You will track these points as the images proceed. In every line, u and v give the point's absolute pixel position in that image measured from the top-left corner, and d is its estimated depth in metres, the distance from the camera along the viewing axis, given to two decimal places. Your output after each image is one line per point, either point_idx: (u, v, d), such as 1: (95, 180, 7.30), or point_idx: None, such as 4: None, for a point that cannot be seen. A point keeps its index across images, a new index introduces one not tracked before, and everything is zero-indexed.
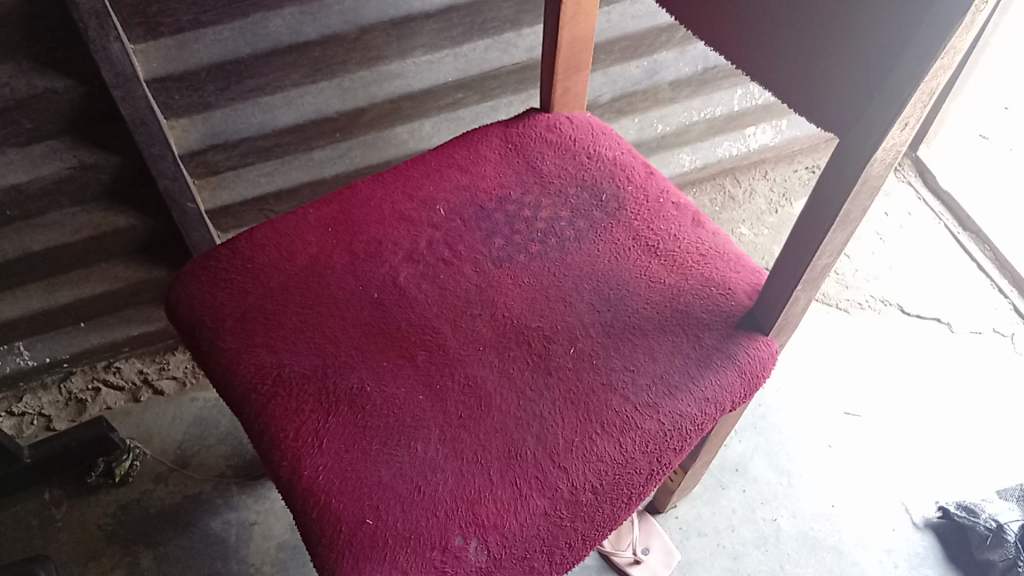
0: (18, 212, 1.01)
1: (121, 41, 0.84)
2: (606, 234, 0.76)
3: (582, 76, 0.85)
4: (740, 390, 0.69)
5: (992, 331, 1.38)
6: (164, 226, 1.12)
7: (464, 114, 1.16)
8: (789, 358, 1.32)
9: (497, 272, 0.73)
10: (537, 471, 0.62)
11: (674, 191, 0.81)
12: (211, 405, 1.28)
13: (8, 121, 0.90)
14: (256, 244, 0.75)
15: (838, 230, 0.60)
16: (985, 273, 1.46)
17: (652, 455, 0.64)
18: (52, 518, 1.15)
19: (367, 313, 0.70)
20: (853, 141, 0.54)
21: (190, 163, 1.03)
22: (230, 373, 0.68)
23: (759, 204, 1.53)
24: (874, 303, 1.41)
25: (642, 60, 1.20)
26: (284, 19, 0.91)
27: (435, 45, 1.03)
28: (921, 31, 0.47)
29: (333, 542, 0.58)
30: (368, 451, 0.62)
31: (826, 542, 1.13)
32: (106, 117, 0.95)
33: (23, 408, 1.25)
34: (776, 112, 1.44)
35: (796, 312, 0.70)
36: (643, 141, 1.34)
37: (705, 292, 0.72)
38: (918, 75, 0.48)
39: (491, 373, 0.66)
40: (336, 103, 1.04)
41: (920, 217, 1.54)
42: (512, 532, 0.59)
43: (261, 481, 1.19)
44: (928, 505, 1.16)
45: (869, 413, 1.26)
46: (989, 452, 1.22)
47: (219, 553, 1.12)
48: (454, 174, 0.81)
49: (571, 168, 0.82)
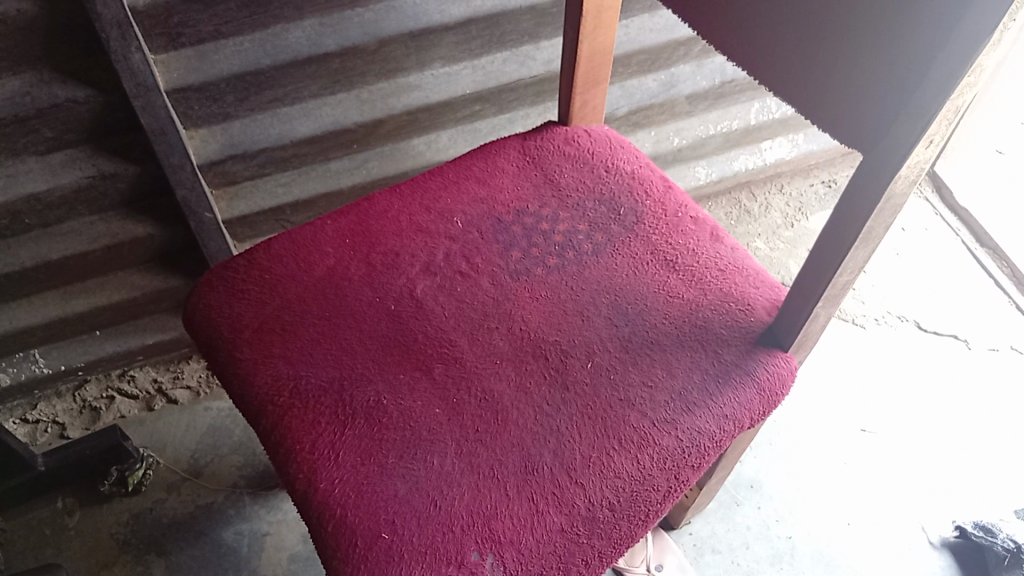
0: (37, 220, 1.02)
1: (142, 51, 0.84)
2: (624, 248, 0.76)
3: (601, 90, 0.84)
4: (759, 407, 0.68)
5: (1010, 348, 1.36)
6: (180, 235, 1.12)
7: (481, 126, 1.16)
8: (804, 373, 1.31)
9: (515, 285, 0.73)
10: (554, 487, 0.61)
11: (693, 205, 0.80)
12: (225, 415, 1.28)
13: (28, 129, 0.90)
14: (274, 255, 0.75)
15: (860, 247, 0.60)
16: (1003, 290, 1.45)
17: (670, 472, 0.64)
18: (65, 527, 1.15)
19: (384, 326, 0.70)
20: (878, 157, 0.54)
21: (208, 173, 1.03)
22: (246, 385, 0.67)
23: (774, 218, 1.52)
24: (890, 319, 1.40)
25: (660, 73, 1.20)
26: (304, 31, 0.92)
27: (453, 57, 1.04)
28: (947, 49, 0.46)
29: (348, 556, 0.58)
30: (384, 465, 0.62)
31: (842, 561, 1.11)
32: (126, 126, 0.95)
33: (37, 416, 1.26)
34: (793, 126, 1.44)
35: (816, 329, 0.70)
36: (660, 154, 1.34)
37: (724, 308, 0.71)
38: (945, 92, 0.48)
39: (508, 387, 0.66)
40: (354, 114, 1.04)
41: (937, 232, 1.53)
42: (529, 548, 0.59)
43: (273, 492, 1.19)
44: (945, 524, 1.15)
45: (885, 430, 1.25)
46: (1006, 471, 1.21)
47: (231, 564, 1.12)
48: (472, 186, 0.81)
49: (589, 181, 0.81)
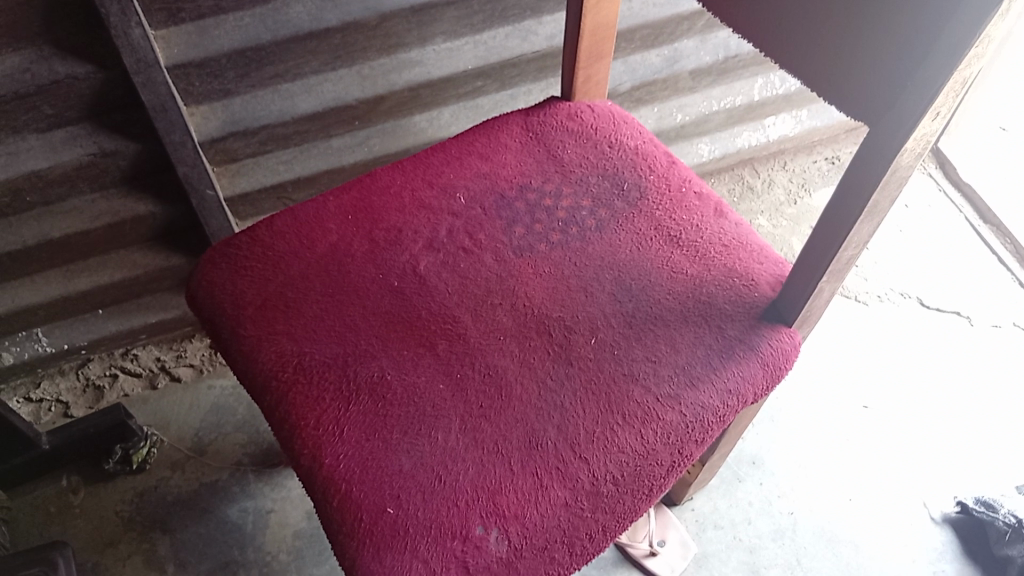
0: (38, 199, 1.01)
1: (142, 27, 0.84)
2: (628, 224, 0.75)
3: (604, 64, 0.84)
4: (763, 382, 0.68)
5: (1012, 324, 1.36)
6: (182, 212, 1.12)
7: (484, 102, 1.16)
8: (808, 350, 1.31)
9: (518, 260, 0.73)
10: (558, 462, 0.61)
11: (696, 180, 0.80)
12: (228, 393, 1.28)
13: (28, 107, 0.90)
14: (276, 231, 0.75)
15: (866, 221, 0.60)
16: (1006, 266, 1.45)
17: (674, 446, 0.64)
18: (70, 505, 1.16)
19: (387, 302, 0.69)
20: (884, 131, 0.54)
21: (209, 150, 1.03)
22: (251, 362, 0.67)
23: (778, 195, 1.52)
24: (893, 295, 1.39)
25: (663, 49, 1.19)
26: (304, 6, 0.91)
27: (455, 32, 1.03)
28: (954, 21, 0.46)
29: (353, 531, 0.58)
30: (388, 440, 0.62)
31: (843, 536, 1.12)
32: (126, 104, 0.95)
33: (41, 395, 1.26)
34: (797, 103, 1.43)
35: (821, 303, 0.69)
36: (662, 130, 1.33)
37: (728, 283, 0.71)
38: (952, 64, 0.47)
39: (512, 363, 0.66)
40: (356, 90, 1.04)
41: (941, 209, 1.53)
42: (534, 522, 0.59)
43: (278, 469, 1.19)
44: (946, 500, 1.15)
45: (887, 406, 1.25)
46: (1006, 447, 1.21)
47: (236, 540, 1.13)
48: (474, 161, 0.81)
49: (593, 157, 0.81)
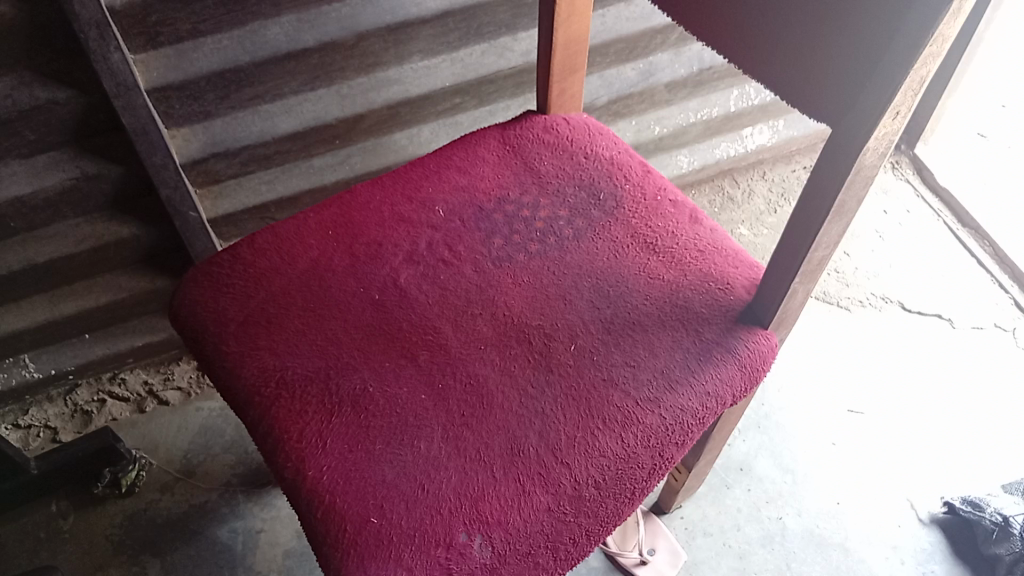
0: (22, 224, 1.02)
1: (121, 51, 0.85)
2: (604, 233, 0.77)
3: (578, 77, 0.85)
4: (741, 384, 0.69)
5: (994, 326, 1.38)
6: (166, 235, 1.13)
7: (462, 119, 1.18)
8: (791, 357, 1.33)
9: (497, 271, 0.74)
10: (540, 468, 0.62)
11: (672, 188, 0.81)
12: (217, 414, 1.28)
13: (10, 132, 0.91)
14: (258, 248, 0.76)
15: (833, 220, 0.61)
16: (985, 268, 1.46)
17: (654, 449, 0.65)
18: (59, 530, 1.16)
19: (368, 315, 0.70)
20: (846, 131, 0.55)
21: (191, 172, 1.04)
22: (234, 377, 0.68)
23: (757, 205, 1.54)
24: (875, 300, 1.41)
25: (639, 62, 1.21)
26: (282, 27, 0.92)
27: (432, 50, 1.05)
28: (910, 20, 0.47)
29: (338, 542, 0.58)
30: (371, 451, 0.62)
31: (833, 540, 1.13)
32: (108, 127, 0.96)
33: (29, 421, 1.26)
34: (773, 113, 1.45)
35: (795, 305, 0.71)
36: (641, 144, 1.35)
37: (704, 288, 0.72)
38: (908, 63, 0.48)
39: (493, 371, 0.67)
40: (335, 110, 1.05)
41: (919, 214, 1.55)
42: (517, 528, 0.60)
43: (267, 488, 1.19)
44: (934, 501, 1.16)
45: (872, 409, 1.26)
46: (991, 447, 1.22)
47: (226, 561, 1.12)
48: (453, 175, 0.82)
49: (569, 168, 0.82)
